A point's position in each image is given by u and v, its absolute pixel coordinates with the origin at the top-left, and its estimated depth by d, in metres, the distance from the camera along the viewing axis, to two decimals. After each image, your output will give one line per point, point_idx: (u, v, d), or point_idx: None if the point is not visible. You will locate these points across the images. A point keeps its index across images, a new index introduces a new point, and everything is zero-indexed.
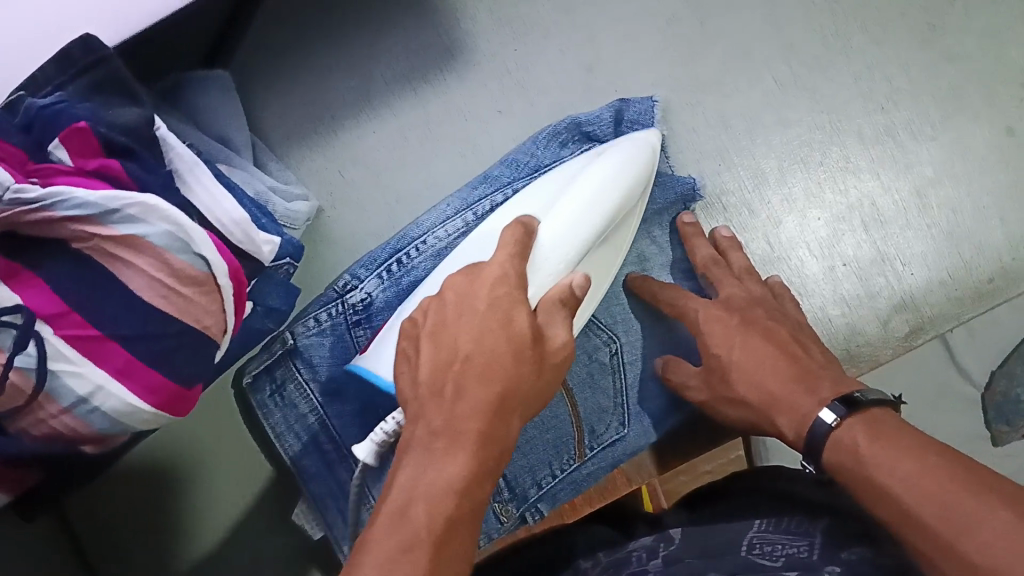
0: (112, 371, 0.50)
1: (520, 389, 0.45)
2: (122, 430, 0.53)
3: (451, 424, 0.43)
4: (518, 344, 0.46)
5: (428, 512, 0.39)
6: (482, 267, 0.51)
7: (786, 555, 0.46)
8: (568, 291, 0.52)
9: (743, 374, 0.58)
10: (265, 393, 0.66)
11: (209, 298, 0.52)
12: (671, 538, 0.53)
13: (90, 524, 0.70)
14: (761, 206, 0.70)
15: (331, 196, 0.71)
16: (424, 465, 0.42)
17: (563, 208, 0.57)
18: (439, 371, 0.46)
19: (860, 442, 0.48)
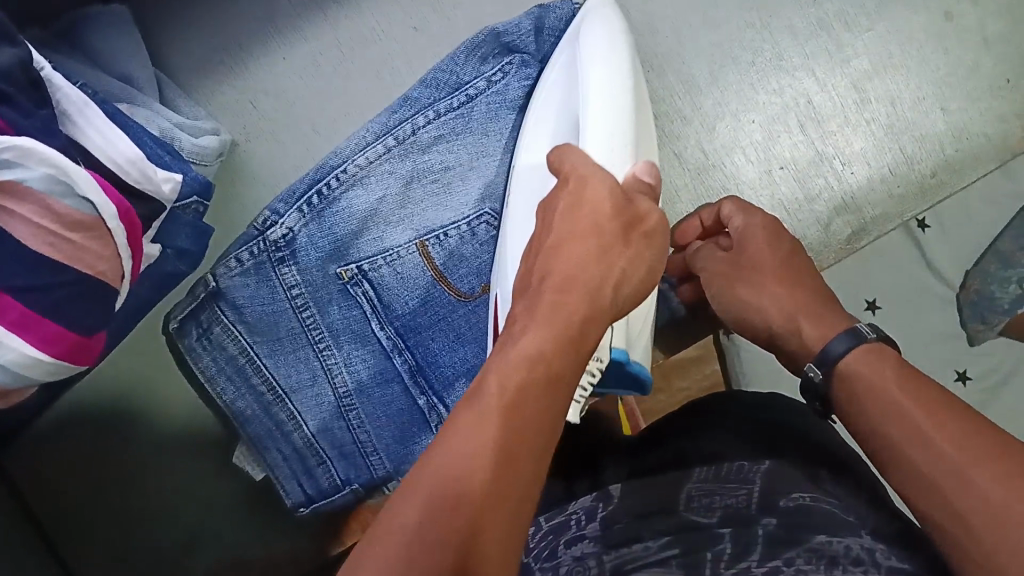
0: (6, 324, 0.48)
1: (604, 273, 0.44)
2: (24, 384, 0.51)
3: (535, 304, 0.43)
4: (601, 217, 0.45)
5: (532, 335, 0.41)
6: (586, 181, 0.47)
7: (719, 510, 0.55)
8: (639, 179, 0.50)
9: (776, 279, 0.55)
10: (192, 338, 0.65)
11: (101, 243, 0.51)
12: (609, 496, 0.60)
13: (34, 479, 0.68)
14: (693, 112, 0.67)
15: (245, 130, 0.68)
16: (509, 341, 0.41)
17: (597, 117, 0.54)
18: (528, 268, 0.46)
19: (892, 373, 0.48)
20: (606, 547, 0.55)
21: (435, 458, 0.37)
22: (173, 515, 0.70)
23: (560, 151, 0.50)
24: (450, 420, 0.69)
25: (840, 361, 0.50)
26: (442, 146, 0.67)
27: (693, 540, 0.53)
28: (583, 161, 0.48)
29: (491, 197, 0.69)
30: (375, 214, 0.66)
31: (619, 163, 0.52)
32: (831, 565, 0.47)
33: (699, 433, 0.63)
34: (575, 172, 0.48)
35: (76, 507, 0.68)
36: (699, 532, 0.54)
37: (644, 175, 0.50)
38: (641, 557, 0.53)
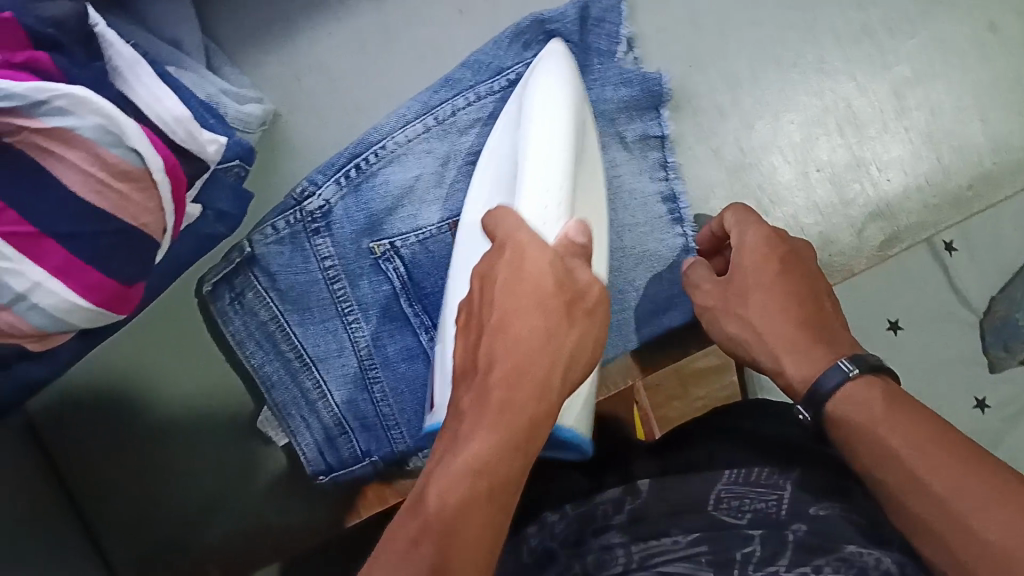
0: (50, 269, 0.50)
1: (551, 359, 0.45)
2: (62, 328, 0.52)
3: (483, 393, 0.44)
4: (544, 293, 0.46)
5: (478, 440, 0.42)
6: (524, 254, 0.47)
7: (751, 512, 0.54)
8: (569, 241, 0.50)
9: (762, 311, 0.55)
10: (225, 301, 0.67)
11: (146, 196, 0.52)
12: (637, 492, 0.60)
13: (60, 443, 0.69)
14: (733, 110, 0.67)
15: (287, 102, 0.69)
16: (450, 448, 0.43)
17: (536, 164, 0.55)
18: (472, 353, 0.46)
19: (879, 412, 0.48)
20: (634, 541, 0.55)
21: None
22: (192, 483, 0.70)
23: (496, 215, 0.52)
24: None
25: (829, 398, 0.50)
26: (478, 130, 0.68)
27: (722, 539, 0.52)
28: (528, 238, 0.49)
29: None
30: (410, 191, 0.67)
31: (551, 217, 0.52)
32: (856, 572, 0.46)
33: (724, 438, 0.64)
34: (493, 258, 0.49)
35: (97, 474, 0.70)
36: (728, 530, 0.52)
37: (576, 237, 0.51)
38: (668, 550, 0.52)
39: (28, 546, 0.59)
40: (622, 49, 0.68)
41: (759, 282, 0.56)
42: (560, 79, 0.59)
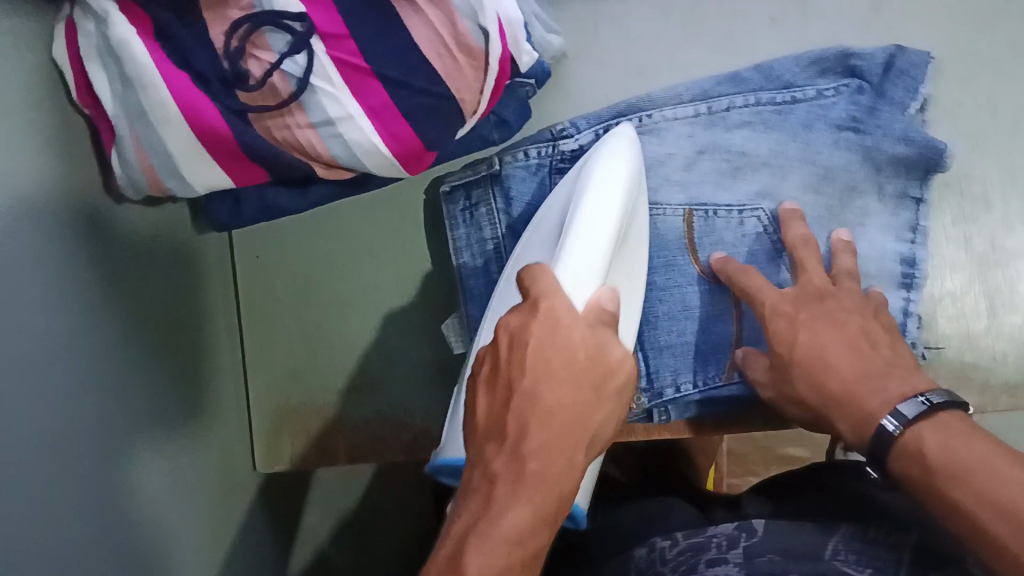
0: (365, 107, 0.53)
1: (580, 426, 0.41)
2: (355, 166, 0.55)
3: (518, 458, 0.40)
4: (577, 365, 0.42)
5: (513, 512, 0.39)
6: (562, 317, 0.43)
7: (871, 568, 0.51)
8: (599, 307, 0.46)
9: (807, 372, 0.56)
10: (458, 205, 0.69)
11: (474, 74, 0.53)
12: (753, 530, 0.56)
13: (250, 283, 0.72)
14: (999, 203, 0.68)
15: (578, 45, 0.71)
16: (477, 528, 0.39)
17: (583, 243, 0.49)
18: (499, 414, 0.42)
19: (929, 448, 0.47)
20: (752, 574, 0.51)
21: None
22: (355, 360, 0.72)
23: (527, 274, 0.46)
24: (647, 381, 0.66)
25: (892, 448, 0.49)
26: (747, 132, 0.67)
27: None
28: (564, 306, 0.44)
29: (774, 197, 0.66)
30: (660, 164, 0.67)
31: (584, 284, 0.47)
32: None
33: (835, 495, 0.61)
34: (505, 330, 0.44)
35: (277, 318, 0.72)
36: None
37: (606, 303, 0.46)
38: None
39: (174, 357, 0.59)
40: (915, 105, 0.67)
41: (811, 345, 0.56)
42: (630, 160, 0.56)
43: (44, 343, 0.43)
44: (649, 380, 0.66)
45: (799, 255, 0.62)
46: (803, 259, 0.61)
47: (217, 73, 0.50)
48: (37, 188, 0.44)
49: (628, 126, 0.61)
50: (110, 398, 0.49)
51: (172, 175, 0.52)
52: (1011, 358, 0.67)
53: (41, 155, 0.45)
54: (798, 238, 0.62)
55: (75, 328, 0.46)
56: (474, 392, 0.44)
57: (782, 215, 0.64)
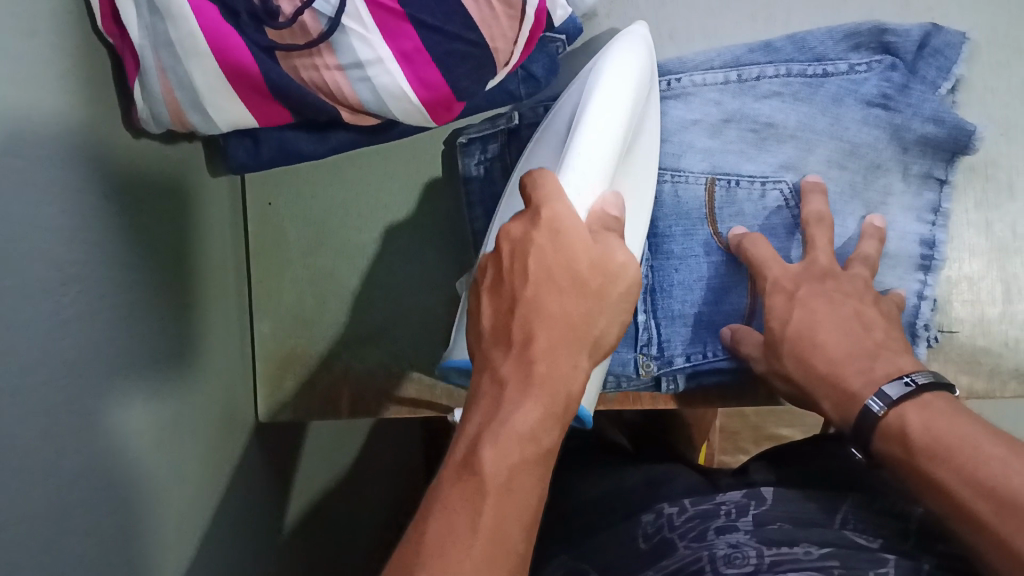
0: (396, 52, 0.51)
1: (583, 329, 0.41)
2: (381, 111, 0.54)
3: (524, 364, 0.40)
4: (578, 268, 0.42)
5: (524, 408, 0.39)
6: (566, 223, 0.43)
7: (881, 537, 0.51)
8: (603, 214, 0.46)
9: (797, 348, 0.55)
10: (473, 159, 0.68)
11: (510, 24, 0.53)
12: (762, 499, 0.56)
13: (260, 227, 0.71)
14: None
15: (611, 5, 0.70)
16: (491, 415, 0.40)
17: (589, 150, 0.49)
18: (501, 325, 0.42)
19: (910, 430, 0.47)
20: (764, 543, 0.51)
21: (432, 532, 0.36)
22: (361, 312, 0.71)
23: (530, 178, 0.45)
24: (658, 348, 0.65)
25: (876, 430, 0.49)
26: (776, 103, 0.66)
27: (854, 563, 0.48)
28: (566, 210, 0.43)
29: (798, 169, 0.65)
30: (684, 131, 0.66)
31: (590, 188, 0.47)
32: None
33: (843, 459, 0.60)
34: (513, 227, 0.44)
35: (286, 265, 0.71)
36: (858, 551, 0.50)
37: (610, 210, 0.46)
38: (801, 562, 0.49)
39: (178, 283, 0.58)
40: (946, 86, 0.66)
41: (803, 322, 0.55)
42: (638, 62, 0.55)
43: (54, 272, 0.42)
44: (660, 347, 0.65)
45: (809, 232, 0.61)
46: (814, 235, 0.61)
47: (247, 7, 0.49)
48: (60, 111, 0.43)
49: (636, 26, 0.59)
50: (111, 328, 0.48)
51: (194, 108, 0.51)
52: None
53: (59, 75, 0.43)
54: (812, 215, 0.62)
55: (85, 252, 0.45)
56: (484, 297, 0.45)
57: (805, 187, 0.63)
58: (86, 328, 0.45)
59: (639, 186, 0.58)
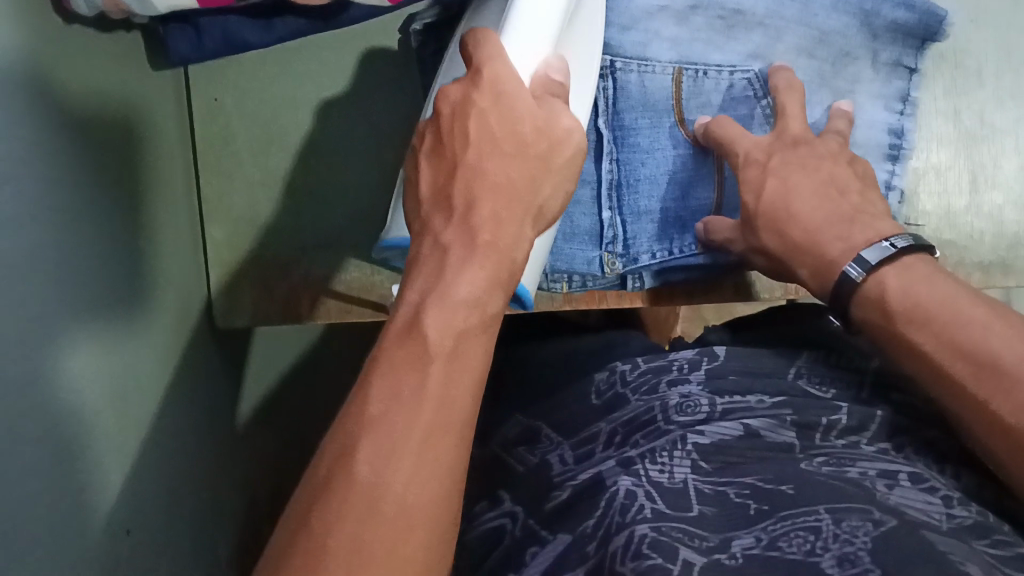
0: None
1: (526, 204, 0.42)
2: None
3: (466, 227, 0.40)
4: (520, 136, 0.42)
5: (469, 272, 0.39)
6: (506, 87, 0.43)
7: (835, 388, 0.53)
8: (547, 79, 0.47)
9: (771, 221, 0.55)
10: (427, 50, 0.65)
11: None
12: (715, 355, 0.55)
13: (206, 128, 0.68)
14: (989, 80, 0.67)
15: None
16: (434, 279, 0.39)
17: (535, 11, 0.48)
18: (443, 189, 0.42)
19: (890, 296, 0.47)
20: (717, 392, 0.52)
21: (379, 402, 0.35)
22: (324, 211, 0.69)
23: (469, 37, 0.45)
24: (624, 246, 0.64)
25: (854, 295, 0.49)
26: None
27: (806, 410, 0.50)
28: (508, 74, 0.43)
29: (765, 59, 0.64)
30: (650, 18, 0.63)
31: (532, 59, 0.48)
32: (929, 489, 0.44)
33: (798, 325, 0.61)
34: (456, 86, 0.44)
35: (237, 168, 0.68)
36: (811, 399, 0.51)
37: (554, 74, 0.47)
38: (751, 409, 0.50)
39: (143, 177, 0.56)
40: None
41: (777, 193, 0.54)
42: None
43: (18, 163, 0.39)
44: (626, 245, 0.64)
45: (781, 100, 0.60)
46: (784, 103, 0.60)
47: None
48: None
49: None
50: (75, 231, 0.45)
51: None
52: (988, 236, 0.67)
53: None
54: (782, 82, 0.61)
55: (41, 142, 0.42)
56: (416, 163, 0.45)
57: (772, 70, 0.62)
58: (63, 226, 0.42)
59: (592, 54, 0.56)
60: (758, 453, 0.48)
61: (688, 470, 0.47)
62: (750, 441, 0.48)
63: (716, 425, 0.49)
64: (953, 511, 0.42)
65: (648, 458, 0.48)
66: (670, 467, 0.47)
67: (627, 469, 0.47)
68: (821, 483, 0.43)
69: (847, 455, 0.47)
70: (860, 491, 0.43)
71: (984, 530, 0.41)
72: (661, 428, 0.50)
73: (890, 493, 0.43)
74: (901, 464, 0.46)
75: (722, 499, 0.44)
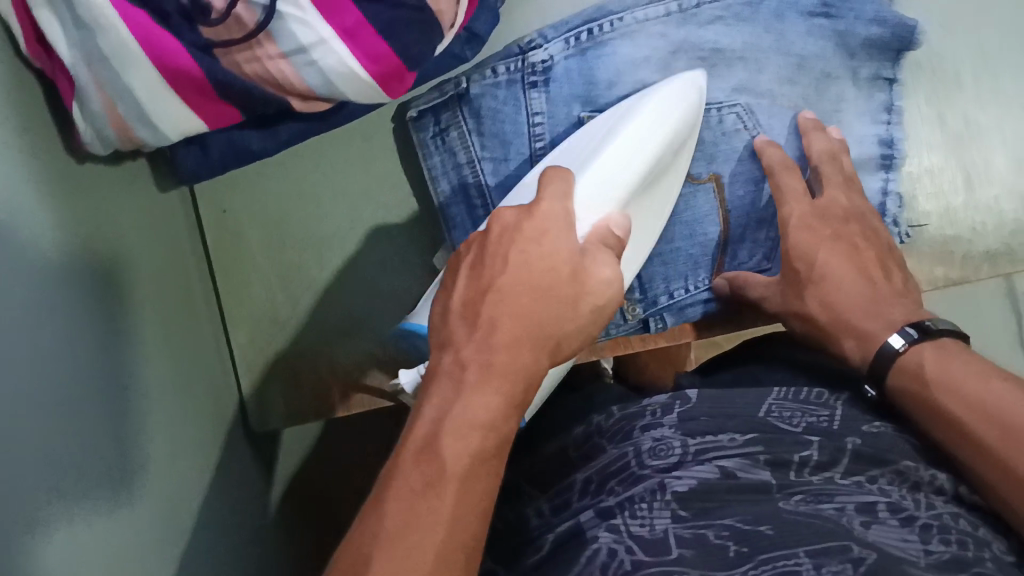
0: (339, 30, 0.49)
1: (553, 329, 0.42)
2: (331, 93, 0.52)
3: (485, 351, 0.40)
4: (557, 276, 0.42)
5: (486, 395, 0.39)
6: (540, 204, 0.45)
7: (805, 422, 0.52)
8: (606, 232, 0.48)
9: (817, 290, 0.57)
10: (428, 133, 0.67)
11: None
12: (687, 398, 0.55)
13: (218, 239, 0.69)
14: (969, 79, 0.69)
15: None
16: (451, 397, 0.40)
17: (597, 175, 0.52)
18: (471, 304, 0.42)
19: (925, 365, 0.49)
20: (689, 434, 0.51)
21: (388, 520, 0.36)
22: (342, 300, 0.70)
23: (546, 176, 0.47)
24: (641, 292, 0.66)
25: (892, 366, 0.51)
26: (719, 28, 0.66)
27: (777, 447, 0.49)
28: (557, 211, 0.45)
29: (751, 91, 0.65)
30: (635, 69, 0.65)
31: (587, 219, 0.49)
32: (907, 519, 0.43)
33: (768, 363, 0.62)
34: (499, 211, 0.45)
35: (252, 271, 0.69)
36: (782, 435, 0.50)
37: (615, 227, 0.48)
38: (723, 448, 0.49)
39: (170, 305, 0.57)
40: None
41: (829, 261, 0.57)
42: (667, 116, 0.57)
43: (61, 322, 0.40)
44: (644, 291, 0.66)
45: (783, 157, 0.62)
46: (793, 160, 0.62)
47: (177, 8, 0.47)
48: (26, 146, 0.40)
49: (703, 75, 0.61)
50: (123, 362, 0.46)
51: (140, 121, 0.48)
52: (991, 229, 0.69)
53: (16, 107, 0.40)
54: (823, 152, 0.62)
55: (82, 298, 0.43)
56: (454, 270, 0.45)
57: (804, 124, 0.64)
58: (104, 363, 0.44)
59: (651, 205, 0.59)
60: (733, 492, 0.46)
61: (668, 520, 0.44)
62: (726, 482, 0.46)
63: (692, 468, 0.48)
64: (930, 547, 0.40)
65: (626, 510, 0.46)
66: (650, 519, 0.44)
67: (607, 522, 0.46)
68: (798, 523, 0.41)
69: (825, 490, 0.45)
70: (839, 531, 0.40)
71: (961, 564, 0.39)
72: (636, 472, 0.50)
73: (870, 531, 0.41)
74: (876, 495, 0.44)
75: (703, 540, 0.41)
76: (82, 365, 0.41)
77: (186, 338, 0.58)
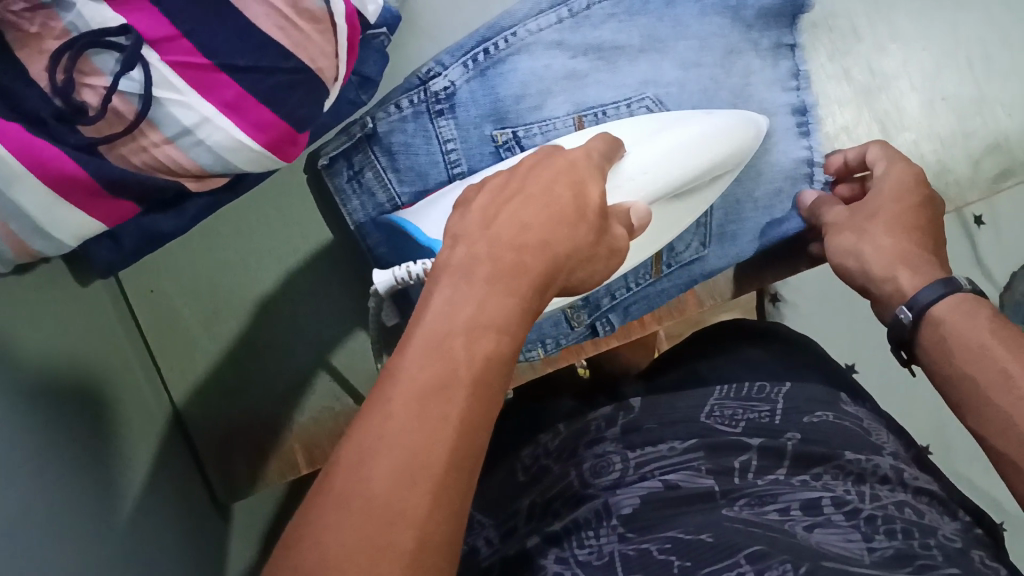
0: (220, 105, 0.49)
1: (568, 245, 0.37)
2: (224, 168, 0.52)
3: (496, 252, 0.35)
4: (567, 203, 0.38)
5: (498, 291, 0.33)
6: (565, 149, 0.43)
7: (746, 420, 0.54)
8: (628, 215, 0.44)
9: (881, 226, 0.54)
10: (343, 178, 0.65)
11: (325, 39, 0.51)
12: (630, 406, 0.59)
13: (153, 322, 0.68)
14: (869, 31, 0.69)
15: None
16: (462, 287, 0.33)
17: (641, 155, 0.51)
18: (489, 208, 0.38)
19: (987, 319, 0.46)
20: (630, 447, 0.53)
21: (394, 422, 0.28)
22: (287, 356, 0.70)
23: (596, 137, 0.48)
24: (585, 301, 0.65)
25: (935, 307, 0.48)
26: (614, 25, 0.65)
27: (719, 454, 0.51)
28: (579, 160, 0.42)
29: (657, 83, 0.65)
30: (540, 80, 0.64)
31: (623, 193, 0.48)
32: (851, 512, 0.44)
33: (711, 355, 0.66)
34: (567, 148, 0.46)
35: (193, 348, 0.68)
36: (724, 438, 0.52)
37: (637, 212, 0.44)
38: (666, 458, 0.51)
39: (115, 404, 0.55)
40: None
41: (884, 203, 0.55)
42: (734, 146, 0.56)
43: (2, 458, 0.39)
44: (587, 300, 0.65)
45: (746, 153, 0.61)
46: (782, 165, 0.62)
47: (51, 111, 0.45)
48: None
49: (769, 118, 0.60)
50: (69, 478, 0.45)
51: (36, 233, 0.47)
52: None
53: None
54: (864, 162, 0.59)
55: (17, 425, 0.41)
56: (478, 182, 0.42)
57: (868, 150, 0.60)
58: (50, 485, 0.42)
59: (680, 216, 0.58)
60: (676, 503, 0.47)
61: (615, 542, 0.44)
62: (674, 491, 0.47)
63: (634, 485, 0.49)
64: (873, 544, 0.41)
65: (574, 538, 0.46)
66: (598, 545, 0.44)
67: (556, 547, 0.45)
68: (738, 531, 0.42)
69: (769, 492, 0.47)
70: (779, 537, 0.42)
71: (906, 558, 0.40)
72: (580, 492, 0.50)
73: (812, 531, 0.43)
74: (820, 491, 0.46)
75: (649, 559, 0.41)
76: (27, 497, 0.40)
77: (135, 434, 0.57)
